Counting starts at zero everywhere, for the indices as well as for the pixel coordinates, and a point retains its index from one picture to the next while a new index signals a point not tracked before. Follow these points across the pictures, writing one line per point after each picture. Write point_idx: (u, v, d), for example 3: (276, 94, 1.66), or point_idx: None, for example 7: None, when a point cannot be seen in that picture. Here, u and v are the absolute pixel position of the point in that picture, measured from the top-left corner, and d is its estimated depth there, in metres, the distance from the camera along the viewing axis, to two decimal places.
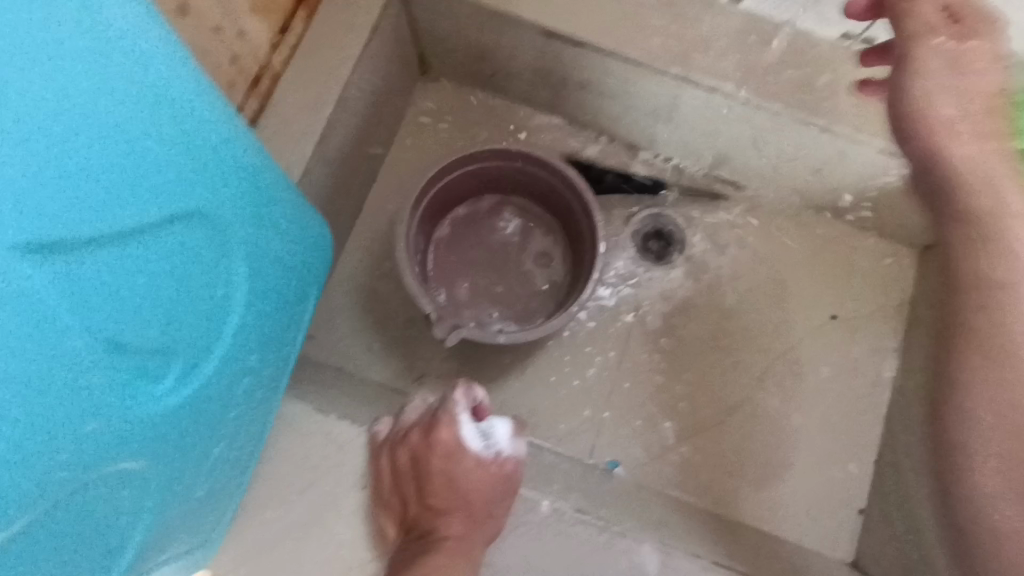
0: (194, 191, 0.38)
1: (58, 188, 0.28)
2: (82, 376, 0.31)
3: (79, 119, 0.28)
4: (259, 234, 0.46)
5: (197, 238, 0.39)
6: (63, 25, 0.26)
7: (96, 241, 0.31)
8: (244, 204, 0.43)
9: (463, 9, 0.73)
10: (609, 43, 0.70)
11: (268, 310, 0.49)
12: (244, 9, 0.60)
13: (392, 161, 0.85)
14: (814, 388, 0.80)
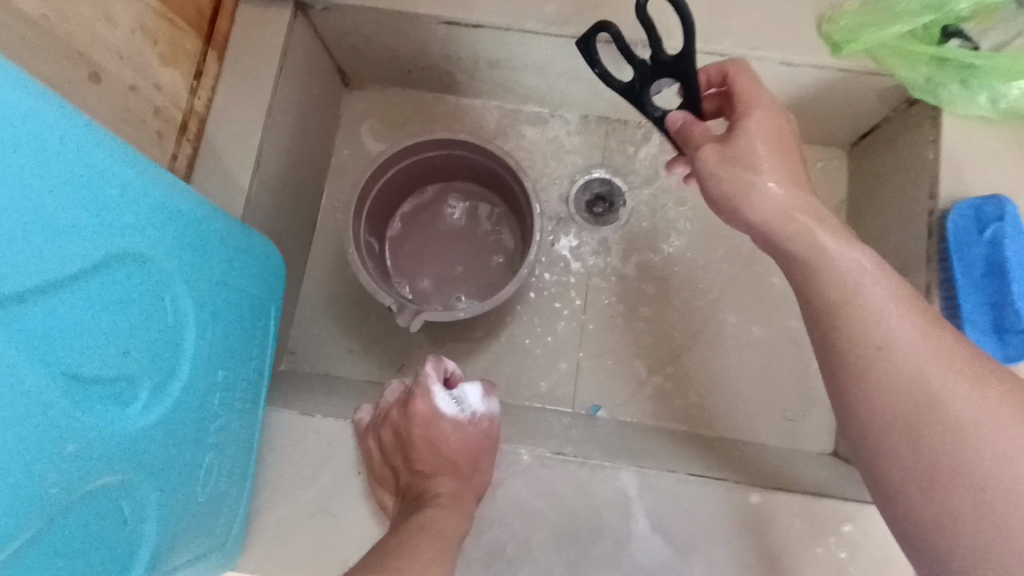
0: (129, 234, 0.42)
1: (5, 254, 0.32)
2: (56, 407, 0.36)
3: (7, 183, 0.32)
4: (200, 261, 0.50)
5: (140, 275, 0.43)
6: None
7: (40, 291, 0.35)
8: (180, 238, 0.47)
9: (362, 17, 0.77)
10: (505, 18, 0.74)
11: (227, 328, 0.54)
12: (154, 62, 0.64)
13: (335, 173, 0.90)
14: (768, 299, 0.84)
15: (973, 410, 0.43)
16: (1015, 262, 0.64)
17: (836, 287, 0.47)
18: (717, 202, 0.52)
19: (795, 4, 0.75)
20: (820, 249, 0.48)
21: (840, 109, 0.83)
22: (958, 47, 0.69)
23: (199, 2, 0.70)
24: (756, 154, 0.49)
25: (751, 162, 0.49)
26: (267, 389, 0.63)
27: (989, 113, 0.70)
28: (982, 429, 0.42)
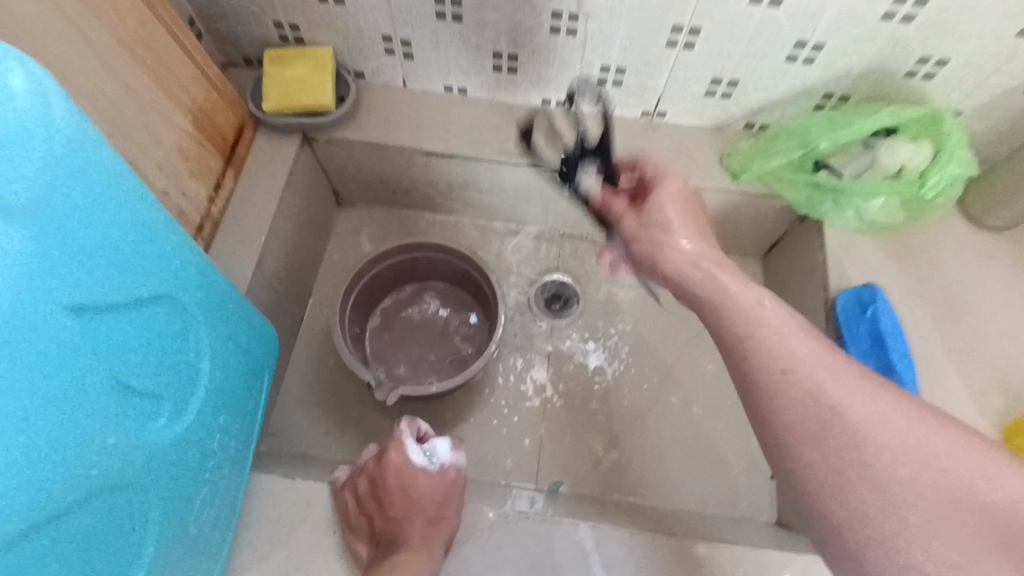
0: (184, 280, 0.51)
1: (98, 273, 0.41)
2: (102, 407, 0.43)
3: (111, 221, 0.42)
4: (226, 314, 0.59)
5: (184, 314, 0.52)
6: (108, 176, 0.41)
7: (117, 308, 0.43)
8: (217, 291, 0.57)
9: (357, 148, 0.96)
10: (474, 150, 0.94)
11: (234, 377, 0.61)
12: (185, 174, 0.77)
13: (323, 276, 1.02)
14: (705, 383, 0.97)
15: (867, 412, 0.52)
16: (891, 335, 0.79)
17: (743, 323, 0.59)
18: (639, 255, 0.71)
19: (701, 145, 0.96)
20: (721, 284, 0.61)
21: (747, 228, 1.02)
22: (826, 177, 0.87)
23: (226, 132, 0.85)
24: (665, 216, 0.68)
25: (660, 221, 0.68)
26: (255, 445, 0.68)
27: (859, 226, 0.89)
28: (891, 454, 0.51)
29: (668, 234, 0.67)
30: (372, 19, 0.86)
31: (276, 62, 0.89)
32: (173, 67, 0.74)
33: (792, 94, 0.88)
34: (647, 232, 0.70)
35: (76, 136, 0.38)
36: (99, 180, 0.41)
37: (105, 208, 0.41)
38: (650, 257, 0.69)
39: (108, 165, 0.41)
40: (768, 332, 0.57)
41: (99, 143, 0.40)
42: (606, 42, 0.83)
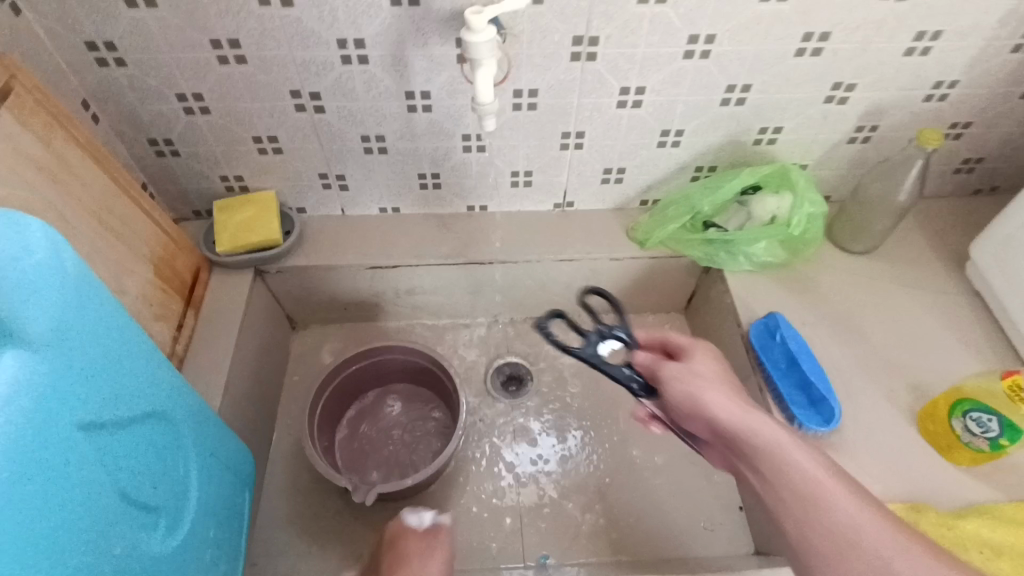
0: (172, 398, 0.57)
1: (103, 395, 0.47)
2: (112, 517, 0.47)
3: (110, 349, 0.49)
4: (207, 430, 0.64)
5: (173, 430, 0.57)
6: (103, 311, 0.49)
7: (118, 424, 0.49)
8: (197, 409, 0.62)
9: (307, 273, 1.05)
10: (414, 257, 1.05)
11: (219, 490, 0.65)
12: (149, 318, 0.83)
13: (287, 399, 1.06)
14: (661, 432, 1.05)
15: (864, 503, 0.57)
16: (802, 354, 0.90)
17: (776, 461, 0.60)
18: (683, 401, 0.68)
19: (609, 224, 1.11)
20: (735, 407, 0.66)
21: (666, 289, 1.16)
22: (715, 232, 1.03)
23: (183, 276, 0.93)
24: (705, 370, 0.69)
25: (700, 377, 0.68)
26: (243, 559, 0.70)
27: (754, 268, 1.04)
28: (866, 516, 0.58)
29: (704, 392, 0.66)
30: (308, 161, 0.99)
31: (225, 210, 1.00)
32: (133, 225, 0.82)
33: (671, 171, 1.06)
34: (687, 375, 0.69)
35: (76, 279, 0.46)
36: (96, 316, 0.48)
37: (103, 339, 0.48)
38: (691, 403, 0.67)
39: (102, 304, 0.49)
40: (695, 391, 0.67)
41: (92, 285, 0.48)
42: (511, 152, 0.99)
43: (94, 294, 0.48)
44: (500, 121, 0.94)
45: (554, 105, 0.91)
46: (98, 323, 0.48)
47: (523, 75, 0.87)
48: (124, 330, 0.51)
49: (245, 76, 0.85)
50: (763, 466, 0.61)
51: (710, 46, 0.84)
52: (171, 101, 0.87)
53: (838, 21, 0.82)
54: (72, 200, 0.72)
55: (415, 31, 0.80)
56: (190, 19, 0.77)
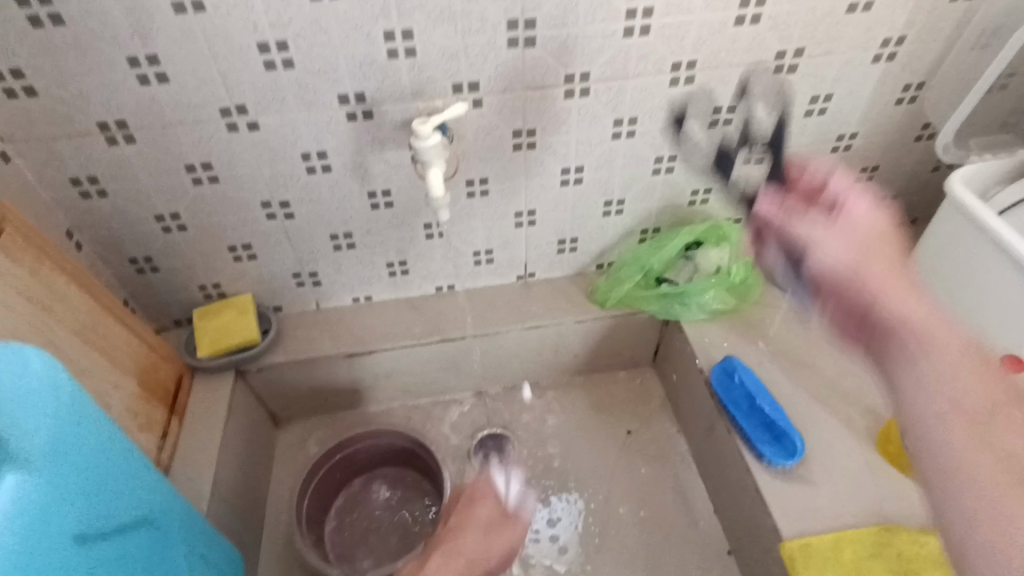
0: (157, 510, 0.60)
1: (93, 515, 0.51)
2: None
3: (99, 470, 0.52)
4: (191, 537, 0.66)
5: (157, 542, 0.59)
6: (95, 434, 0.52)
7: (104, 542, 0.52)
8: (183, 518, 0.64)
9: (288, 369, 1.09)
10: (390, 342, 1.11)
11: None
12: (135, 431, 0.87)
13: (274, 496, 1.08)
14: (643, 486, 1.09)
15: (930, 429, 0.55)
16: (760, 392, 0.96)
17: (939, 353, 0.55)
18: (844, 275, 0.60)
19: (569, 290, 1.19)
20: None
21: (632, 346, 1.22)
22: (667, 287, 1.11)
23: (167, 384, 0.96)
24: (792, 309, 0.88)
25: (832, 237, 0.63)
26: None
27: (707, 316, 1.11)
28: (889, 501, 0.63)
29: (877, 279, 0.58)
30: (282, 263, 1.06)
31: (204, 317, 1.05)
32: (118, 343, 0.87)
33: (620, 236, 1.15)
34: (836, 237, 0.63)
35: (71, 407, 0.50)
36: (89, 440, 0.52)
37: (94, 460, 0.52)
38: (822, 270, 0.62)
39: (96, 427, 0.53)
40: None
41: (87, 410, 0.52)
42: (470, 234, 1.07)
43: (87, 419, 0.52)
44: (457, 208, 1.02)
45: (504, 189, 1.01)
46: (91, 446, 0.52)
47: (472, 167, 0.96)
48: (113, 449, 0.55)
49: (218, 193, 0.93)
50: (920, 368, 0.56)
51: (634, 127, 0.95)
52: (149, 223, 0.94)
53: (743, 95, 0.94)
54: (61, 324, 0.77)
55: (371, 141, 0.89)
56: (166, 150, 0.85)
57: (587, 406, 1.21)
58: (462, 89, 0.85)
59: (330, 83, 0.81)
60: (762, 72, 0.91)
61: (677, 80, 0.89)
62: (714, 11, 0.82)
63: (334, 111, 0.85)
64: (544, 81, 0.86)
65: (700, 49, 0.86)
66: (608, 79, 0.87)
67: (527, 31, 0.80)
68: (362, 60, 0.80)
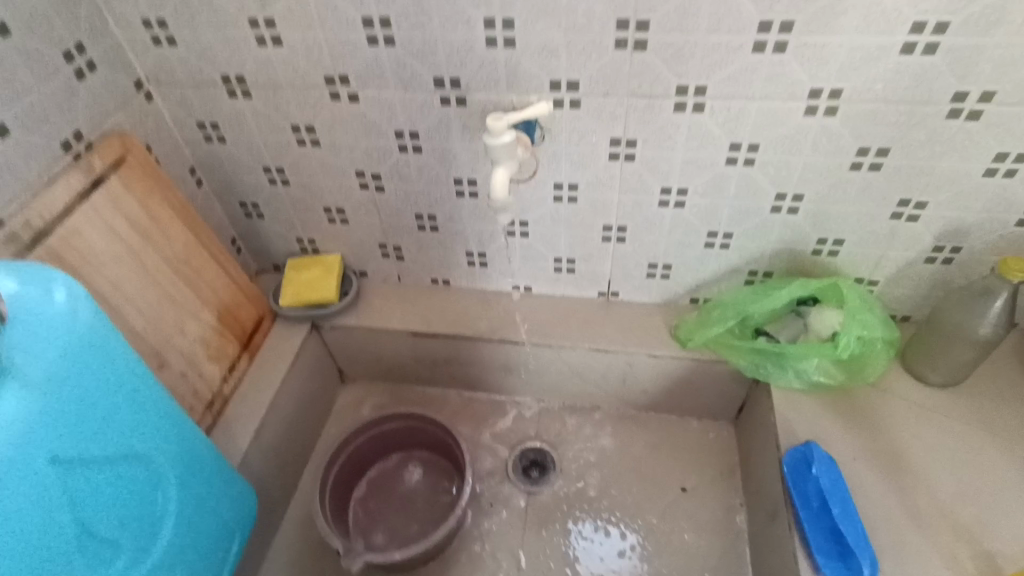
0: (157, 452, 0.63)
1: (82, 445, 0.55)
2: (64, 553, 0.53)
3: (99, 407, 0.56)
4: (196, 481, 0.69)
5: (153, 480, 0.63)
6: (101, 374, 0.57)
7: (94, 469, 0.56)
8: (188, 462, 0.68)
9: (357, 333, 1.13)
10: (453, 331, 1.09)
11: (198, 539, 0.70)
12: (204, 360, 0.95)
13: (320, 448, 1.13)
14: (679, 552, 0.98)
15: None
16: (837, 495, 0.80)
17: None
18: None
19: (653, 319, 1.08)
20: None
21: (712, 395, 1.09)
22: (764, 341, 0.97)
23: (245, 324, 1.04)
24: None
25: None
26: None
27: (804, 387, 0.95)
28: None
29: None
30: (369, 232, 1.08)
31: (295, 268, 1.11)
32: (207, 277, 0.96)
33: (722, 272, 1.02)
34: None
35: (81, 343, 0.55)
36: (93, 379, 0.56)
37: (94, 399, 0.56)
38: None
39: (100, 367, 0.56)
40: None
41: (93, 351, 0.56)
42: (553, 239, 1.02)
43: (93, 359, 0.56)
44: (542, 211, 0.97)
45: (594, 199, 0.93)
46: (91, 384, 0.56)
47: (562, 171, 0.90)
48: (118, 389, 0.58)
49: (318, 156, 0.96)
50: None
51: (754, 155, 0.83)
52: (258, 173, 1.01)
53: (897, 138, 0.78)
54: (156, 253, 0.87)
55: (463, 128, 0.87)
56: (276, 109, 0.90)
57: (646, 448, 1.10)
58: (559, 87, 0.79)
59: (428, 65, 0.80)
60: (924, 115, 0.75)
61: (814, 109, 0.77)
62: (871, 35, 0.68)
63: (429, 94, 0.84)
64: (652, 90, 0.78)
65: (848, 77, 0.73)
66: (727, 97, 0.77)
67: (639, 33, 0.72)
68: (460, 46, 0.77)
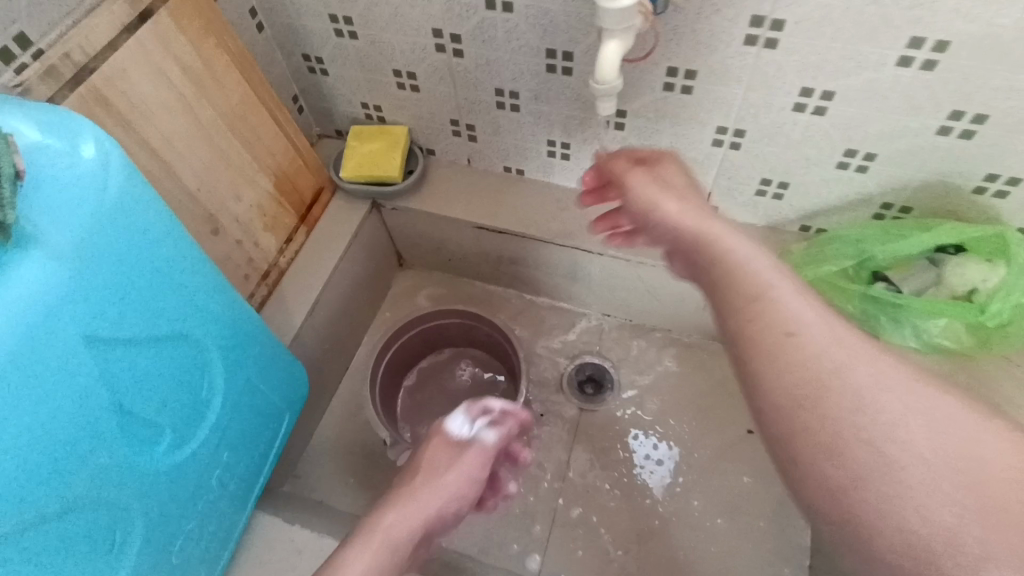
0: (201, 334, 0.59)
1: (118, 322, 0.50)
2: (102, 431, 0.51)
3: (135, 283, 0.51)
4: (244, 365, 0.66)
5: (197, 361, 0.59)
6: (136, 247, 0.51)
7: (132, 348, 0.52)
8: (235, 345, 0.64)
9: (419, 218, 1.04)
10: (522, 228, 0.99)
11: (245, 421, 0.68)
12: (259, 228, 0.90)
13: (372, 331, 1.11)
14: (734, 494, 0.92)
15: (923, 439, 0.49)
16: None
17: (764, 305, 0.58)
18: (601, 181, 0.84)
19: (750, 244, 0.94)
20: (799, 352, 0.54)
21: None
22: (883, 289, 0.83)
23: (303, 195, 0.97)
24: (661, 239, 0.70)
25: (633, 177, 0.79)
26: (259, 482, 0.75)
27: (920, 347, 0.82)
28: (911, 473, 0.48)
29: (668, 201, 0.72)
30: (441, 105, 0.96)
31: (358, 138, 1.01)
32: (265, 138, 0.88)
33: (848, 200, 0.86)
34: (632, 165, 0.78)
35: (114, 211, 0.48)
36: (128, 251, 0.50)
37: (129, 274, 0.50)
38: None
39: (134, 238, 0.50)
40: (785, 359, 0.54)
41: (127, 222, 0.50)
42: (652, 137, 0.87)
43: (127, 230, 0.50)
44: (645, 101, 0.82)
45: (711, 94, 0.77)
46: (125, 257, 0.50)
47: (680, 53, 0.74)
48: (155, 264, 0.53)
49: (392, 8, 0.82)
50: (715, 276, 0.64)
51: (938, 57, 0.65)
52: (324, 22, 0.88)
53: None
54: (210, 104, 0.78)
55: None
56: None
57: (713, 381, 1.02)
58: None
59: None
60: None
61: None
62: None
63: None
64: None
65: None
66: None
67: None
68: None
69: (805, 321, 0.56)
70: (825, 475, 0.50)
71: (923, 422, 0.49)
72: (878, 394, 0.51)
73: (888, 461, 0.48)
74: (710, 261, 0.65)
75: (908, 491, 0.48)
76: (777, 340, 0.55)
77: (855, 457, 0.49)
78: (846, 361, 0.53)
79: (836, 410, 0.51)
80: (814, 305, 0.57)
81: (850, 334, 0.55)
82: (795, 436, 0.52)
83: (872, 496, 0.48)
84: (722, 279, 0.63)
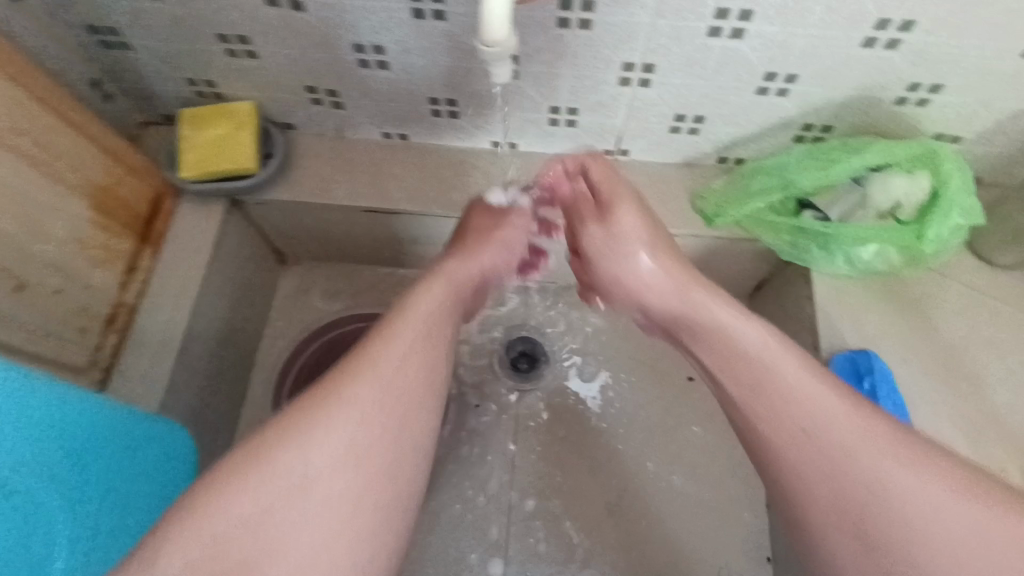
0: (39, 447, 0.55)
1: None
2: None
3: None
4: (99, 458, 0.61)
5: (28, 482, 0.54)
6: None
7: None
8: (77, 442, 0.58)
9: (294, 210, 0.87)
10: (418, 206, 0.85)
11: (118, 515, 0.62)
12: (85, 266, 0.70)
13: (266, 348, 0.95)
14: (686, 448, 0.90)
15: (940, 512, 0.56)
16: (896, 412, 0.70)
17: (785, 383, 0.66)
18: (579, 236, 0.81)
19: (670, 185, 0.86)
20: (802, 402, 0.64)
21: (730, 272, 0.92)
22: (811, 219, 0.78)
23: (137, 208, 0.77)
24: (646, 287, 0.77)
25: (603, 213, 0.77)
26: None
27: (852, 272, 0.79)
28: (931, 528, 0.56)
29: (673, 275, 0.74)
30: (290, 71, 0.78)
31: (192, 124, 0.81)
32: (70, 150, 0.67)
33: (767, 126, 0.78)
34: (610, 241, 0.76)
35: None
36: None
37: None
38: None
39: None
40: (796, 412, 0.64)
41: None
42: (551, 81, 0.74)
43: None
44: (535, 41, 0.68)
45: (615, 25, 0.65)
46: None
47: None
48: None
49: None
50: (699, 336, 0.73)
51: None
52: None
53: None
54: None
55: None
56: None
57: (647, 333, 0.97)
58: None
59: None
60: None
61: None
62: None
63: None
64: None
65: None
66: None
67: None
68: None
69: (796, 377, 0.65)
70: (825, 527, 0.61)
71: (952, 513, 0.56)
72: (900, 478, 0.58)
73: (899, 518, 0.57)
74: (685, 314, 0.75)
75: (924, 552, 0.56)
76: (758, 391, 0.67)
77: (874, 510, 0.58)
78: (858, 440, 0.61)
79: (849, 483, 0.60)
80: (818, 371, 0.65)
81: (857, 399, 0.63)
82: (800, 493, 0.63)
83: (872, 520, 0.58)
84: (703, 330, 0.73)
